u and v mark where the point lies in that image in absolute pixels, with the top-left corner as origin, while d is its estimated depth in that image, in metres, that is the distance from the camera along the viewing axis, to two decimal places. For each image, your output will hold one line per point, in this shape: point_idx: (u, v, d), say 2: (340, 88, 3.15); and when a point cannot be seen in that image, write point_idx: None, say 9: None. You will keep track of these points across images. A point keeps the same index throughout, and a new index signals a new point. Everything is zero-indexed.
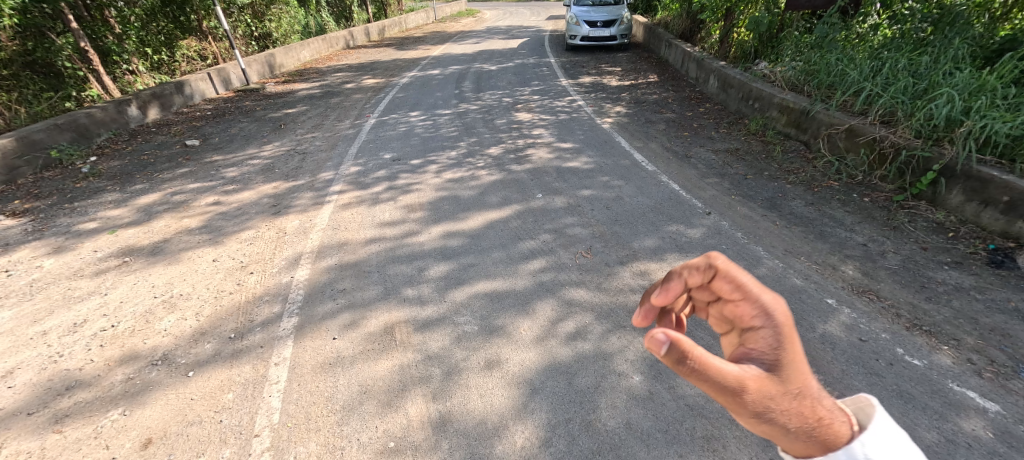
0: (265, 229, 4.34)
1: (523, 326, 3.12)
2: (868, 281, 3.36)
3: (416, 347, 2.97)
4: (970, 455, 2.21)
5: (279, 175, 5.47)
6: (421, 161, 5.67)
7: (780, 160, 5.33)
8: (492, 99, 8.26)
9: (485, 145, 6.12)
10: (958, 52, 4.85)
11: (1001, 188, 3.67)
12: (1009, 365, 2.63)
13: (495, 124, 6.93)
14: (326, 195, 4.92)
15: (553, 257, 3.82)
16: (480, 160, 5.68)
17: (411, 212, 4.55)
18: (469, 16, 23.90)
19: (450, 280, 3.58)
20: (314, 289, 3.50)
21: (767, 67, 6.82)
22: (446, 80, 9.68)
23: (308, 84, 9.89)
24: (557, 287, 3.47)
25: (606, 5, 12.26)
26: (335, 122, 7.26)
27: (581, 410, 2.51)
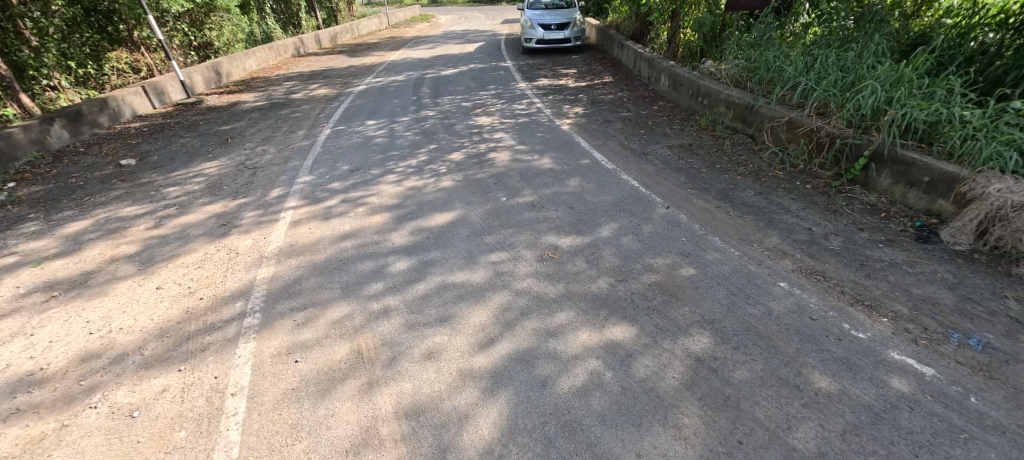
0: (213, 250, 4.03)
1: (494, 330, 3.03)
2: (815, 263, 3.59)
3: (387, 360, 2.82)
4: (912, 417, 2.39)
5: (228, 192, 5.12)
6: (381, 170, 5.49)
7: (730, 153, 5.62)
8: (451, 103, 8.18)
9: (447, 151, 6.02)
10: (878, 47, 5.31)
11: (922, 170, 4.07)
12: (939, 332, 2.89)
13: (455, 129, 6.84)
14: (279, 210, 4.64)
15: (522, 257, 3.79)
16: (443, 166, 5.58)
17: (371, 221, 4.37)
18: (423, 21, 23.55)
19: (419, 287, 3.44)
20: (272, 309, 3.25)
21: (712, 66, 7.19)
22: (404, 87, 9.47)
23: (253, 95, 9.34)
24: (528, 286, 3.45)
25: (559, 8, 12.46)
26: (287, 134, 6.89)
27: (557, 412, 2.47)
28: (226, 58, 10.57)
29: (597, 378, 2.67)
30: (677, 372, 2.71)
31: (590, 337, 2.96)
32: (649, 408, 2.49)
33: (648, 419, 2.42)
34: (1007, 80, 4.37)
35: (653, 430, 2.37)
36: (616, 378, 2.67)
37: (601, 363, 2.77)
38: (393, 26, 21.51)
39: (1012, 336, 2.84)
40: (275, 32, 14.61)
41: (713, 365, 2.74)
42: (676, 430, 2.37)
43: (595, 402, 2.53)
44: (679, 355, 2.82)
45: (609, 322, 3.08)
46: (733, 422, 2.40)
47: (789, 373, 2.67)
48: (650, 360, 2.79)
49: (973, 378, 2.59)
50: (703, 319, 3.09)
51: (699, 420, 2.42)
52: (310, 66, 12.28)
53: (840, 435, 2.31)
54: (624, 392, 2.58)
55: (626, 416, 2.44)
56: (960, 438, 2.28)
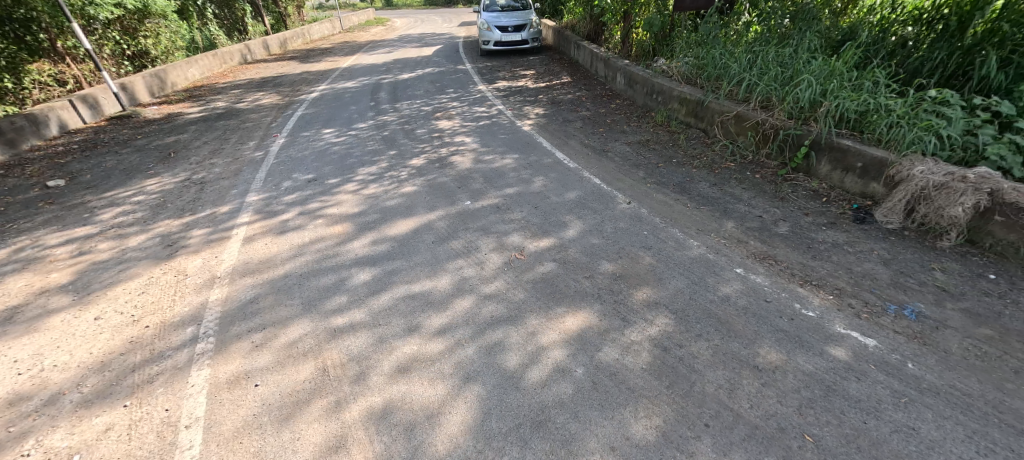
0: (160, 273, 3.84)
1: (464, 335, 3.03)
2: (767, 248, 3.79)
3: (354, 376, 2.76)
4: (858, 387, 2.57)
5: (172, 210, 4.88)
6: (340, 179, 5.38)
7: (685, 147, 5.84)
8: (410, 108, 8.10)
9: (408, 156, 5.97)
10: (812, 44, 5.65)
11: (856, 156, 4.38)
12: (878, 305, 3.12)
13: (415, 134, 6.78)
14: (230, 227, 4.47)
15: (488, 259, 3.82)
16: (404, 171, 5.53)
17: (332, 231, 4.28)
18: (379, 25, 23.07)
19: (382, 298, 3.40)
20: (227, 333, 3.12)
21: (664, 63, 7.44)
22: (361, 92, 9.29)
23: (197, 106, 8.91)
24: (495, 288, 3.47)
25: (515, 10, 12.56)
26: (237, 146, 6.63)
27: (531, 413, 2.49)
28: (166, 67, 10.05)
29: (568, 376, 2.72)
30: (644, 362, 2.79)
31: (559, 335, 3.01)
32: (620, 400, 2.56)
33: (620, 412, 2.48)
34: (924, 71, 4.77)
35: (623, 422, 2.43)
36: (586, 374, 2.72)
37: (572, 361, 2.82)
38: (347, 31, 20.98)
39: (942, 304, 3.09)
40: (219, 39, 13.98)
41: (678, 353, 2.85)
42: (646, 420, 2.44)
43: (567, 398, 2.57)
44: (646, 346, 2.91)
45: (577, 318, 3.14)
46: (699, 406, 2.50)
47: (748, 355, 2.81)
48: (618, 353, 2.87)
49: (911, 346, 2.81)
50: (667, 308, 3.21)
51: (668, 407, 2.51)
52: (259, 73, 11.86)
53: (797, 410, 2.46)
54: (596, 387, 2.64)
55: (598, 410, 2.50)
56: (902, 402, 2.47)
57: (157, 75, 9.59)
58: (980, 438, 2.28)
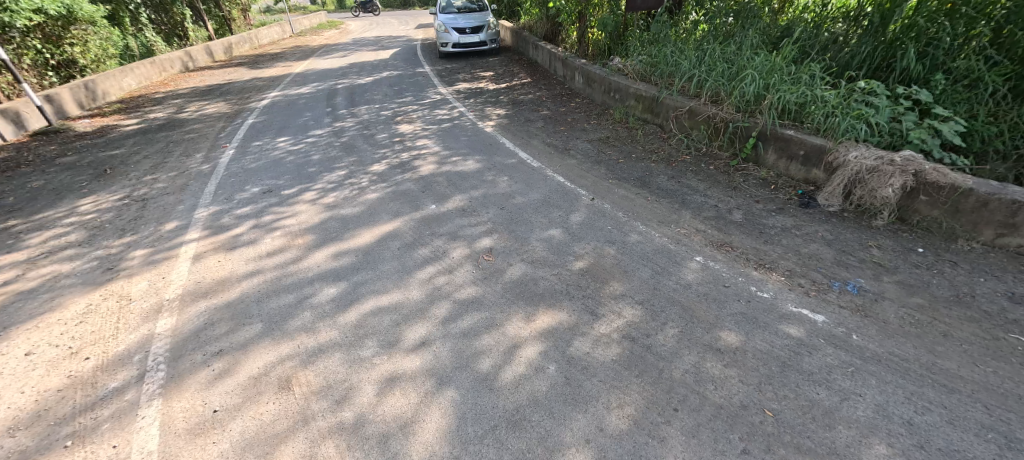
0: (100, 299, 3.63)
1: (435, 342, 3.04)
2: (723, 236, 3.98)
3: (322, 392, 2.71)
4: (810, 360, 2.75)
5: (111, 231, 4.61)
6: (297, 189, 5.25)
7: (643, 142, 6.04)
8: (369, 113, 7.97)
9: (368, 163, 5.88)
10: (754, 41, 5.96)
11: (799, 144, 4.66)
12: (825, 283, 3.35)
13: (375, 139, 6.68)
14: (178, 245, 4.28)
15: (455, 263, 3.83)
16: (365, 178, 5.44)
17: (291, 244, 4.18)
18: (332, 28, 22.49)
19: (349, 310, 3.35)
20: (178, 360, 2.99)
21: (620, 62, 7.65)
22: (316, 98, 9.07)
23: (135, 118, 8.44)
24: (462, 293, 3.49)
25: (472, 12, 12.55)
26: (181, 159, 6.33)
27: (506, 414, 2.53)
28: (95, 77, 9.47)
29: (541, 373, 2.77)
30: (613, 354, 2.88)
31: (531, 333, 3.07)
32: (593, 393, 2.63)
33: (592, 405, 2.56)
34: (854, 64, 5.13)
35: (595, 414, 2.51)
36: (559, 370, 2.79)
37: (544, 358, 2.88)
38: (300, 35, 20.36)
39: (880, 279, 3.34)
40: (157, 45, 13.21)
41: (646, 342, 2.96)
42: (619, 409, 2.53)
43: (540, 395, 2.63)
44: (615, 339, 2.99)
45: (547, 316, 3.21)
46: (667, 392, 2.61)
47: (710, 338, 2.95)
48: (589, 346, 2.95)
49: (855, 319, 3.03)
50: (634, 299, 3.32)
51: (638, 396, 2.60)
52: (204, 81, 11.36)
53: (757, 388, 2.61)
54: (568, 382, 2.71)
55: (571, 405, 2.57)
56: (850, 372, 2.66)
57: (85, 86, 8.99)
58: (919, 399, 2.48)
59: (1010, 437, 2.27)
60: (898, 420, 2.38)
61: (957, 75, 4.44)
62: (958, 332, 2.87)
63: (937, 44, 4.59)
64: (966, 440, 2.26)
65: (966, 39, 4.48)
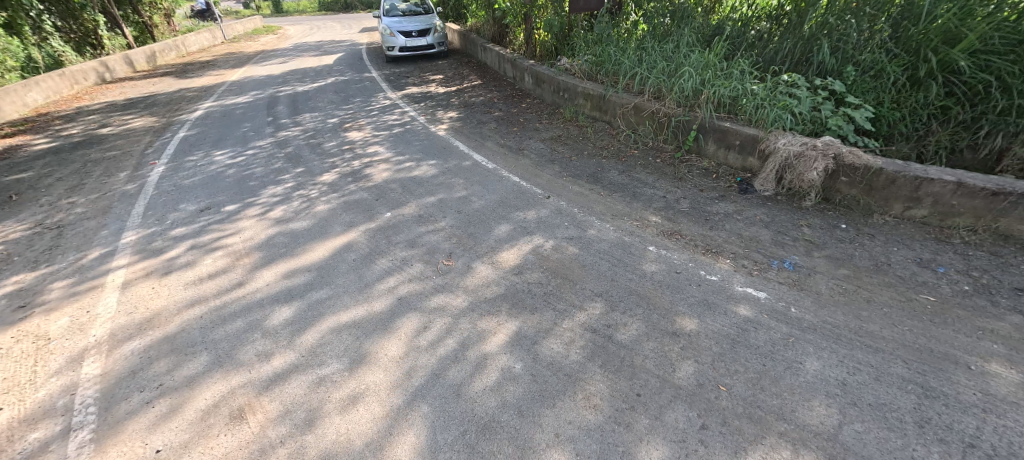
0: (14, 341, 3.32)
1: (399, 353, 3.02)
2: (673, 225, 4.20)
3: (281, 417, 2.62)
4: (756, 334, 2.97)
5: (21, 264, 4.23)
6: (239, 204, 5.03)
7: (594, 139, 6.23)
8: (314, 121, 7.74)
9: (317, 173, 5.73)
10: (688, 39, 6.29)
11: (735, 135, 4.98)
12: (765, 262, 3.61)
13: (322, 148, 6.50)
14: (105, 274, 4.00)
15: (414, 269, 3.84)
16: (314, 189, 5.30)
17: (235, 265, 4.01)
18: (270, 33, 21.56)
19: (304, 329, 3.26)
20: (111, 401, 2.79)
21: (567, 62, 7.82)
22: (255, 108, 8.69)
23: (44, 137, 7.76)
24: (422, 300, 3.49)
25: (417, 15, 12.43)
26: (102, 180, 5.90)
27: (474, 418, 2.56)
28: None
29: (508, 373, 2.83)
30: (576, 346, 2.99)
31: (495, 335, 3.13)
32: (559, 387, 2.72)
33: (560, 400, 2.64)
34: (777, 60, 5.55)
35: (562, 407, 2.59)
36: (526, 368, 2.86)
37: (509, 357, 2.94)
38: (233, 40, 19.34)
39: (812, 255, 3.64)
40: (67, 55, 12.13)
41: (607, 333, 3.08)
42: (585, 400, 2.63)
43: (507, 395, 2.68)
44: (577, 332, 3.11)
45: (511, 316, 3.27)
46: (630, 379, 2.74)
47: (667, 323, 3.12)
48: (553, 342, 3.04)
49: (792, 293, 3.28)
50: (594, 292, 3.45)
51: (603, 385, 2.72)
52: (124, 93, 10.59)
53: (712, 365, 2.78)
54: (535, 379, 2.78)
55: (539, 401, 2.64)
56: (790, 342, 2.89)
57: None
58: (850, 360, 2.74)
59: (926, 386, 2.55)
60: (834, 382, 2.61)
61: (865, 67, 4.91)
62: (879, 297, 3.18)
63: (846, 39, 5.06)
64: (891, 394, 2.52)
65: (870, 33, 4.97)
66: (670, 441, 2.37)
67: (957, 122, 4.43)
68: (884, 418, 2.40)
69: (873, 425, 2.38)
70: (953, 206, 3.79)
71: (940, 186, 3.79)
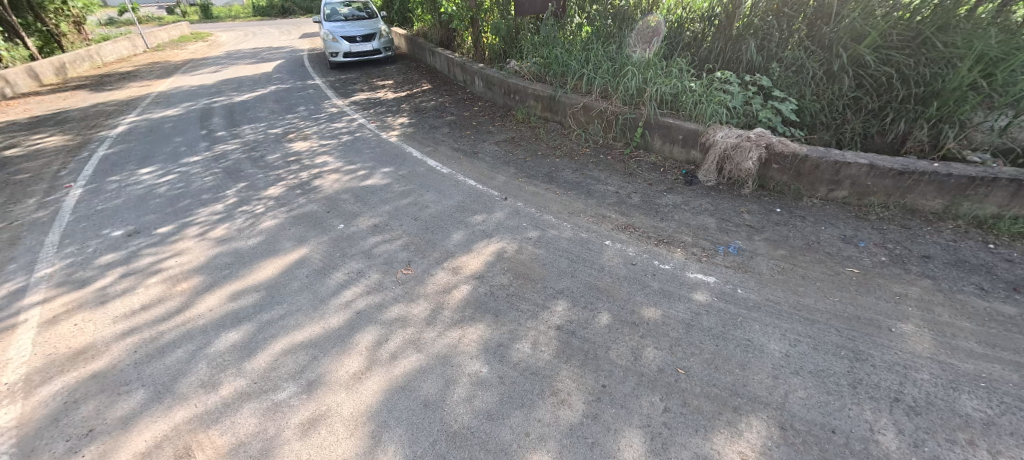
0: None
1: (362, 368, 2.97)
2: (627, 219, 4.37)
3: (236, 450, 2.51)
4: (708, 317, 3.16)
5: None
6: (174, 226, 4.75)
7: (547, 139, 6.36)
8: (255, 132, 7.43)
9: (261, 187, 5.51)
10: (630, 40, 6.53)
11: (677, 130, 5.25)
12: (712, 248, 3.83)
13: (264, 161, 6.25)
14: (19, 313, 3.66)
15: (373, 281, 3.79)
16: (259, 204, 5.10)
17: (173, 291, 3.78)
18: (200, 41, 20.39)
19: (259, 352, 3.13)
20: (33, 453, 2.56)
21: (515, 64, 7.92)
22: (186, 121, 8.22)
23: None
24: (383, 310, 3.46)
25: (360, 20, 12.18)
26: (8, 207, 5.40)
27: (442, 427, 2.57)
28: None
29: (475, 378, 2.86)
30: (540, 342, 3.08)
31: (461, 340, 3.15)
32: (528, 387, 2.78)
33: (529, 399, 2.69)
34: (711, 58, 5.89)
35: (530, 406, 2.65)
36: (492, 371, 2.90)
37: (475, 362, 2.97)
38: (157, 49, 18.10)
39: (753, 239, 3.91)
40: None
41: (571, 329, 3.17)
42: (553, 397, 2.70)
43: (475, 400, 2.71)
44: (540, 328, 3.19)
45: (475, 321, 3.30)
46: (595, 371, 2.84)
47: (627, 314, 3.25)
48: (519, 342, 3.10)
49: (738, 276, 3.51)
50: (556, 290, 3.53)
51: (570, 380, 2.79)
52: (28, 110, 9.71)
53: (670, 350, 2.93)
54: (502, 381, 2.83)
55: (508, 403, 2.68)
56: (738, 322, 3.09)
57: None
58: (791, 334, 2.97)
59: (856, 351, 2.80)
60: (778, 355, 2.83)
61: (787, 63, 5.32)
62: (812, 274, 3.46)
63: (770, 38, 5.47)
64: (827, 360, 2.76)
65: (790, 33, 5.41)
66: (636, 427, 2.48)
67: (868, 111, 4.90)
68: (823, 383, 2.63)
69: (814, 391, 2.59)
70: (869, 186, 4.20)
71: (857, 169, 4.19)
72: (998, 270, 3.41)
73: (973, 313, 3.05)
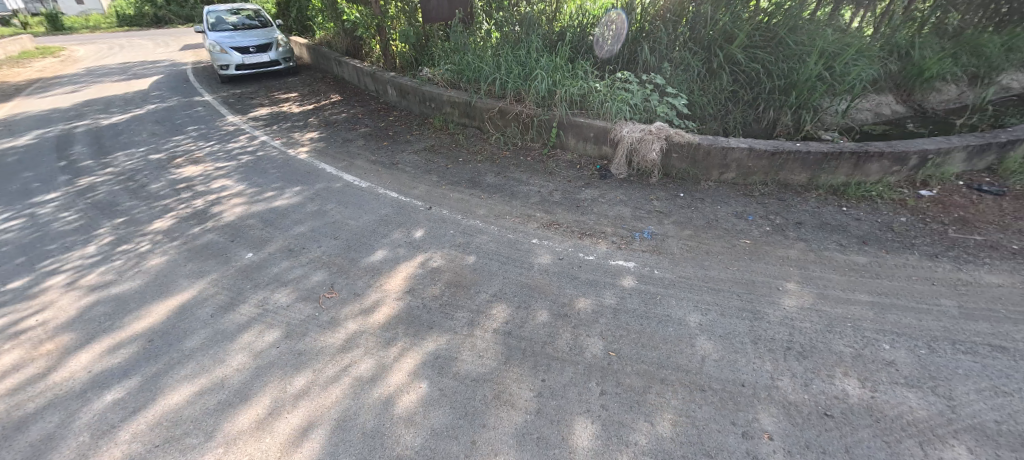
0: None
1: (292, 402, 2.78)
2: (552, 216, 4.56)
3: None
4: (632, 299, 3.42)
5: None
6: (30, 278, 4.11)
7: (467, 145, 6.43)
8: (131, 160, 6.66)
9: (143, 222, 4.96)
10: (537, 44, 6.73)
11: (588, 128, 5.58)
12: (630, 236, 4.13)
13: (147, 191, 5.64)
14: None
15: (294, 307, 3.59)
16: (143, 241, 4.59)
17: (34, 355, 3.24)
18: (54, 57, 17.77)
19: (163, 404, 2.80)
20: None
21: (428, 72, 7.90)
22: (39, 152, 7.15)
23: None
24: (310, 337, 3.29)
25: (252, 29, 11.43)
26: None
27: (385, 449, 2.47)
28: None
29: (415, 394, 2.80)
30: (478, 348, 3.12)
31: (398, 356, 3.09)
32: (470, 394, 2.78)
33: (473, 406, 2.70)
34: (612, 60, 6.29)
35: (472, 412, 2.66)
36: (433, 384, 2.87)
37: (415, 377, 2.92)
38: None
39: (663, 223, 4.26)
40: None
41: (508, 329, 3.26)
42: (497, 400, 2.73)
43: (417, 416, 2.65)
44: (476, 333, 3.24)
45: (410, 336, 3.25)
46: (534, 367, 2.94)
47: (561, 308, 3.41)
48: (457, 350, 3.11)
49: (653, 259, 3.81)
50: (492, 294, 3.60)
51: (514, 382, 2.85)
52: None
53: (602, 336, 3.13)
54: (444, 393, 2.80)
55: (452, 413, 2.66)
56: (658, 299, 3.39)
57: None
58: (704, 303, 3.31)
59: (754, 311, 3.19)
60: (693, 324, 3.14)
61: (676, 63, 5.86)
62: (713, 249, 3.86)
63: (659, 41, 5.98)
64: (733, 323, 3.11)
65: (675, 35, 5.99)
66: (578, 414, 2.60)
67: (745, 102, 5.66)
68: (732, 343, 2.96)
69: (725, 352, 2.90)
70: (751, 167, 4.78)
71: (740, 152, 4.74)
72: (852, 228, 4.04)
73: (840, 266, 3.59)
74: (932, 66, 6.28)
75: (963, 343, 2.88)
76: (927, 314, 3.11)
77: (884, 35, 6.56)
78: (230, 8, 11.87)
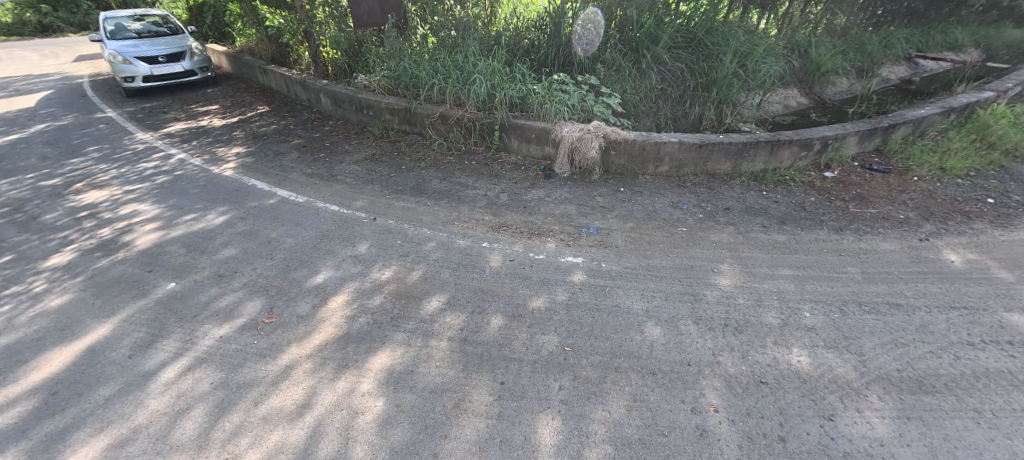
0: None
1: (238, 435, 2.63)
2: (500, 219, 4.62)
3: None
4: (581, 294, 3.54)
5: None
6: None
7: (409, 152, 6.36)
8: (20, 189, 5.95)
9: (38, 258, 4.46)
10: (474, 49, 6.77)
11: (530, 129, 5.70)
12: (576, 233, 4.27)
13: (40, 223, 5.09)
14: None
15: (230, 337, 3.38)
16: (38, 280, 4.12)
17: None
18: None
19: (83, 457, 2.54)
20: None
21: (364, 79, 7.71)
22: None
23: None
24: (253, 366, 3.12)
25: (159, 37, 10.60)
26: None
27: None
28: None
29: (372, 412, 2.74)
30: (435, 358, 3.10)
31: (351, 376, 3.01)
32: (429, 406, 2.76)
33: (432, 419, 2.68)
34: (547, 62, 6.45)
35: (433, 424, 2.64)
36: (390, 400, 2.82)
37: (370, 395, 2.86)
38: None
39: (607, 218, 4.44)
40: None
41: (464, 336, 3.27)
42: (457, 409, 2.73)
43: (375, 434, 2.60)
44: (432, 344, 3.22)
45: (361, 356, 3.17)
46: (492, 371, 2.97)
47: (514, 309, 3.46)
48: (413, 363, 3.08)
49: (600, 253, 3.97)
50: (446, 303, 3.59)
51: (473, 388, 2.86)
52: None
53: (557, 332, 3.22)
54: (401, 408, 2.76)
55: (412, 427, 2.63)
56: (607, 291, 3.54)
57: None
58: (649, 291, 3.49)
59: (694, 293, 3.42)
60: (641, 311, 3.31)
61: (608, 64, 6.12)
62: (654, 239, 4.08)
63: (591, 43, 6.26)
64: (676, 306, 3.32)
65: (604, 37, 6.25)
66: (539, 412, 2.66)
67: (673, 99, 6.02)
68: (676, 325, 3.15)
69: (671, 335, 3.08)
70: (682, 159, 5.10)
71: (671, 146, 5.04)
72: (772, 210, 4.42)
73: (765, 245, 3.92)
74: (826, 62, 7.02)
75: (868, 304, 3.25)
76: (838, 281, 3.48)
77: (787, 35, 7.22)
78: (131, 15, 10.94)
